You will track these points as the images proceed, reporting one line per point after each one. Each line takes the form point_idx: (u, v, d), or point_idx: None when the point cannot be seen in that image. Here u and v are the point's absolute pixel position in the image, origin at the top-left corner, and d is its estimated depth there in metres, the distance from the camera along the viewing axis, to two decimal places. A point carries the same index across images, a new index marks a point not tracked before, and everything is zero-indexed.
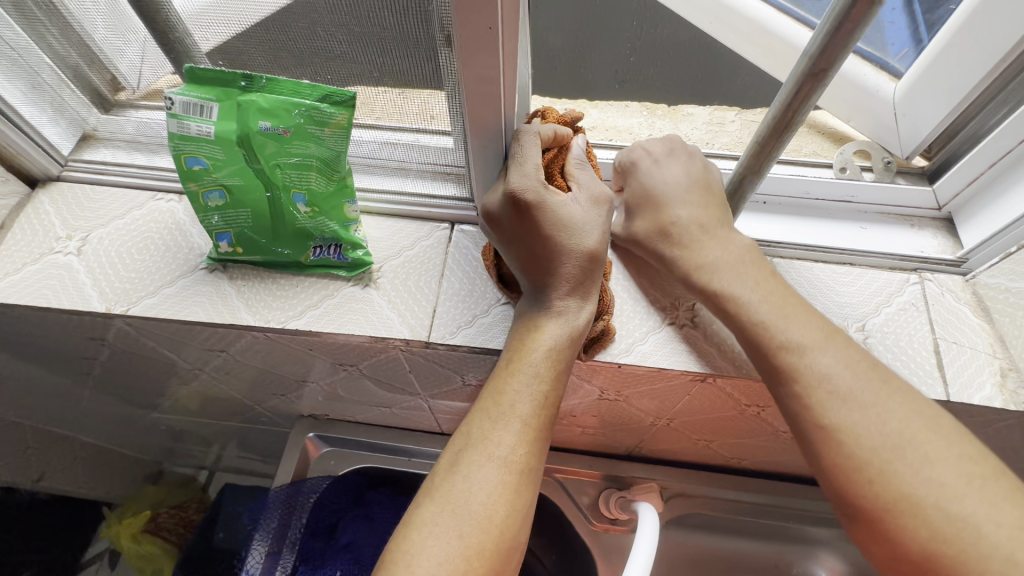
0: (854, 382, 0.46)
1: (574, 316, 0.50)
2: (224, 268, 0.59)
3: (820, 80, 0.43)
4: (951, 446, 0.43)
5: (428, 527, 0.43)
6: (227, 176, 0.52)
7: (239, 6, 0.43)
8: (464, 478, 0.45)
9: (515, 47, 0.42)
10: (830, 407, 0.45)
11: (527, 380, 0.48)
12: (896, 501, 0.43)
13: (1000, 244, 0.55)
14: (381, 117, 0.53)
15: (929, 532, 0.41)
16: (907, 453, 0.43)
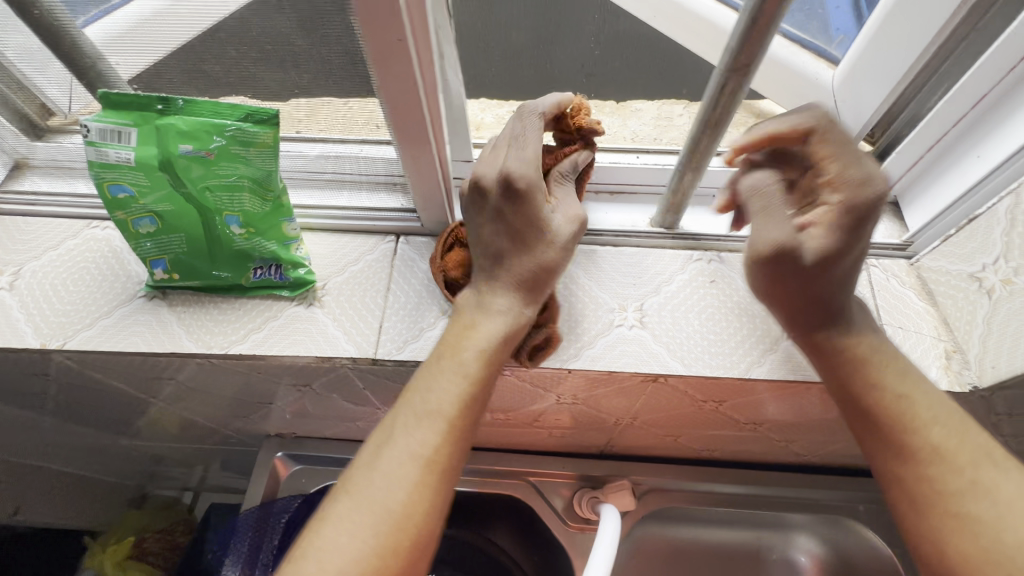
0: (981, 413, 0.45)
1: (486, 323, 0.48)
2: (163, 295, 0.57)
3: (744, 76, 0.42)
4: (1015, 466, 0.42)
5: (340, 523, 0.42)
6: (155, 203, 0.50)
7: (150, 31, 0.43)
8: (383, 475, 0.43)
9: (433, 61, 0.41)
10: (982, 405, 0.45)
11: (449, 375, 0.46)
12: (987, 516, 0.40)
13: (943, 226, 0.55)
14: (324, 131, 0.52)
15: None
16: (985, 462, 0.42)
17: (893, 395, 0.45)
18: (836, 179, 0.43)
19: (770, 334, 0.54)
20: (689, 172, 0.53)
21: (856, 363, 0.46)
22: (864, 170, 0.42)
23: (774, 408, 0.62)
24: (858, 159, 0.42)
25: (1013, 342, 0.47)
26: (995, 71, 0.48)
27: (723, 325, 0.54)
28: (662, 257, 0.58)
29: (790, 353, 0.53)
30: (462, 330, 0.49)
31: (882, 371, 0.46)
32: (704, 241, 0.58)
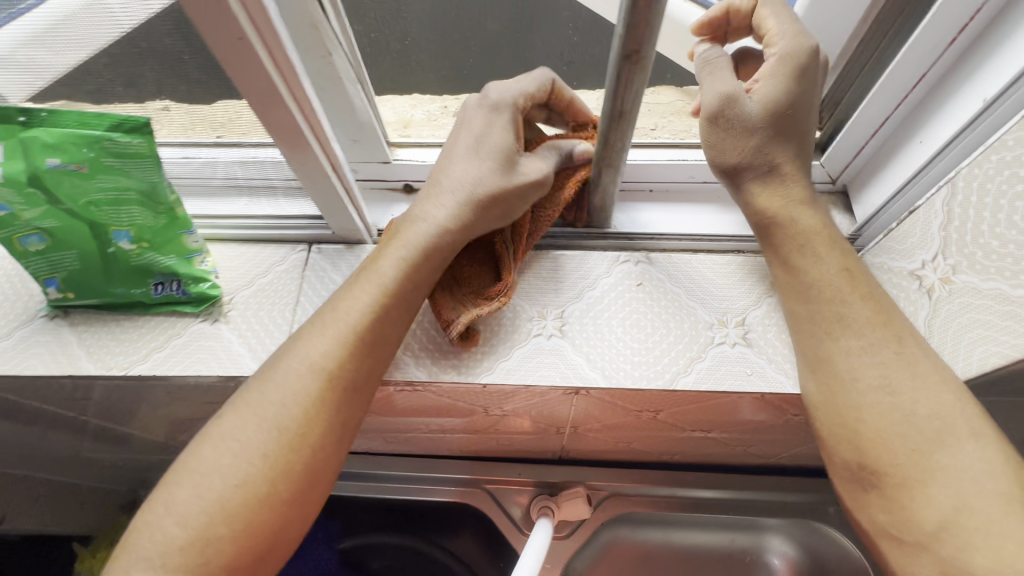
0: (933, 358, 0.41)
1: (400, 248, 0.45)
2: (66, 314, 0.55)
3: (638, 64, 0.38)
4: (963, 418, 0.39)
5: (224, 443, 0.40)
6: (40, 219, 0.47)
7: (75, 31, 0.39)
8: (279, 387, 0.41)
9: (293, 65, 0.38)
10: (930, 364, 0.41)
11: (366, 282, 0.44)
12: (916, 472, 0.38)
13: (885, 220, 0.50)
14: (220, 134, 0.50)
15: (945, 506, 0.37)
16: (943, 431, 0.38)
17: (840, 327, 0.42)
18: (775, 76, 0.43)
19: (700, 340, 0.50)
20: (611, 172, 0.49)
21: (795, 237, 0.44)
22: (810, 72, 0.43)
23: (711, 413, 0.61)
24: (804, 37, 0.43)
25: (957, 349, 0.42)
26: (930, 46, 0.43)
27: (650, 331, 0.51)
28: (589, 259, 0.55)
29: (720, 360, 0.49)
30: (387, 243, 0.46)
31: (819, 248, 0.44)
32: (637, 241, 0.55)
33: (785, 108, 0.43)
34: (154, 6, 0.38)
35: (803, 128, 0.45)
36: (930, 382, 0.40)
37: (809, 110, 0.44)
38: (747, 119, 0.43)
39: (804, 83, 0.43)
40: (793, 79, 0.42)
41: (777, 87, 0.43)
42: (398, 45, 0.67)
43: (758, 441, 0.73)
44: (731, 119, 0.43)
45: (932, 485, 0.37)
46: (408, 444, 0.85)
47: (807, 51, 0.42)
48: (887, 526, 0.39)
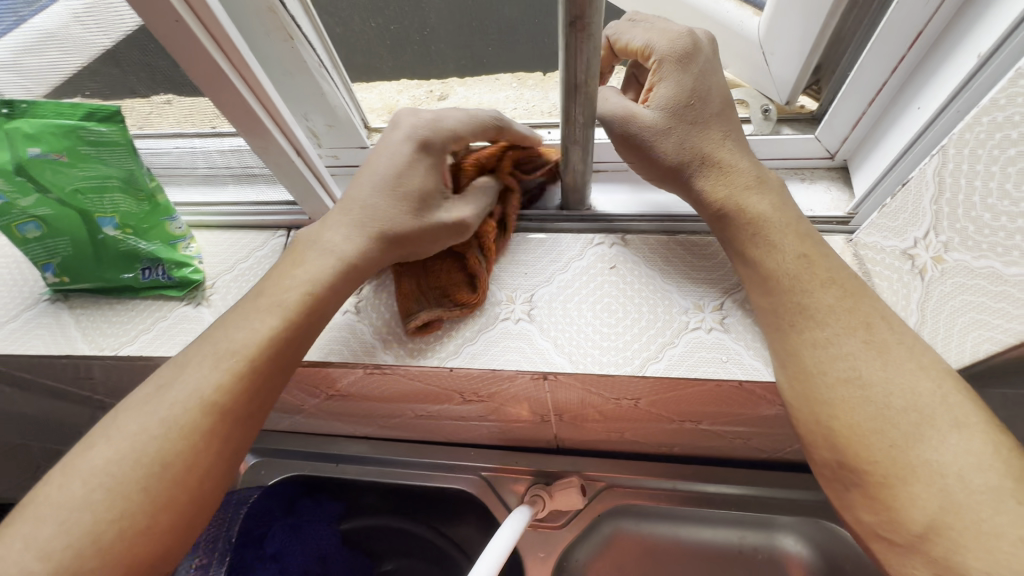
0: (921, 347, 0.38)
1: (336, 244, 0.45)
2: (65, 298, 0.58)
3: (585, 30, 0.36)
4: (951, 407, 0.35)
5: (194, 386, 0.40)
6: (34, 206, 0.49)
7: (65, 45, 0.44)
8: (251, 334, 0.42)
9: (233, 42, 0.39)
10: (919, 351, 0.37)
11: (321, 251, 0.45)
12: (908, 469, 0.35)
13: (881, 195, 0.46)
14: (212, 125, 0.52)
15: (939, 503, 0.34)
16: (930, 420, 0.35)
17: (803, 319, 0.40)
18: (668, 77, 0.43)
19: (674, 326, 0.48)
20: (578, 149, 0.46)
21: (747, 227, 0.42)
22: (696, 61, 0.43)
23: (694, 403, 0.58)
24: (673, 30, 0.43)
25: (950, 335, 0.38)
26: (922, 1, 0.38)
27: (620, 316, 0.49)
28: (560, 242, 0.53)
29: (694, 346, 0.47)
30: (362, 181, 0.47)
31: (772, 236, 0.42)
32: (611, 224, 0.54)
33: (685, 99, 0.43)
34: (123, 25, 0.42)
35: (720, 108, 0.44)
36: (906, 370, 0.37)
37: (715, 91, 0.44)
38: (654, 128, 0.43)
39: (696, 71, 0.43)
40: (682, 73, 0.43)
41: (671, 83, 0.43)
42: (416, 37, 0.65)
43: (763, 435, 0.69)
44: (641, 139, 0.44)
45: (915, 483, 0.34)
46: (406, 429, 0.85)
47: (685, 43, 0.43)
48: (877, 527, 0.37)
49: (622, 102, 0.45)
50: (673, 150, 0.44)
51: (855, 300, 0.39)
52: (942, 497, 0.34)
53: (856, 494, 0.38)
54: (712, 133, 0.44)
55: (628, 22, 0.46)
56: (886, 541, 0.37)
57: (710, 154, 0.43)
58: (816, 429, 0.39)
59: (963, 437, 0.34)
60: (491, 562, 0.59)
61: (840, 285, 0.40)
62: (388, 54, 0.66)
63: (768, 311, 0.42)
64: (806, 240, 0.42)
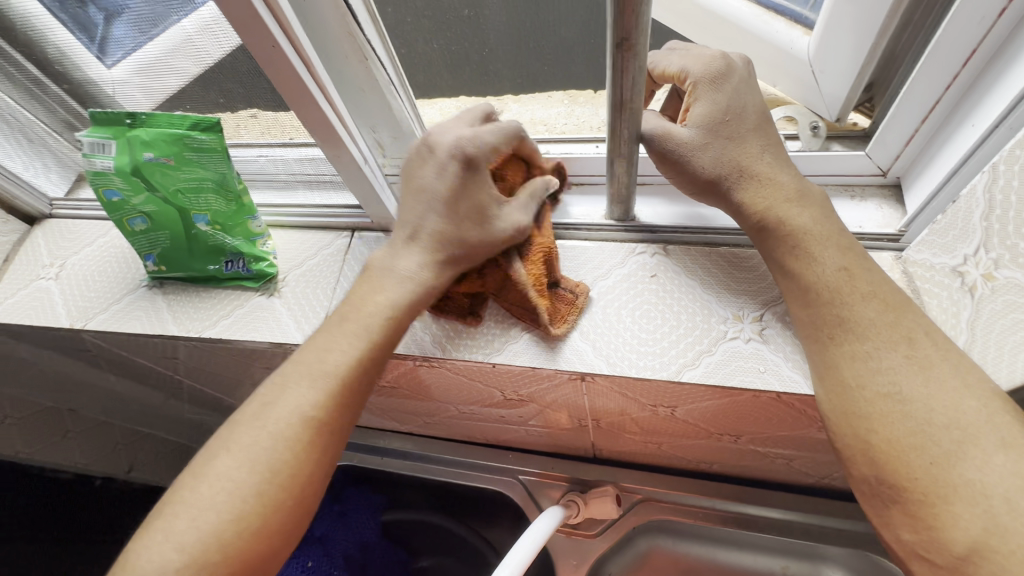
0: (967, 365, 0.37)
1: (399, 265, 0.48)
2: (160, 285, 0.66)
3: (631, 51, 0.38)
4: (997, 428, 0.35)
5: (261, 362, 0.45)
6: (142, 203, 0.57)
7: (181, 57, 0.51)
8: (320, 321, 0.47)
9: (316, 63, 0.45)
10: (965, 370, 0.37)
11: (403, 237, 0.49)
12: (949, 488, 0.34)
13: (935, 210, 0.45)
14: (290, 137, 0.58)
15: (982, 525, 0.33)
16: (973, 437, 0.35)
17: (842, 332, 0.40)
18: (702, 97, 0.45)
19: (712, 334, 0.49)
20: (623, 162, 0.49)
21: (786, 239, 0.43)
22: (730, 81, 0.45)
23: (737, 417, 0.58)
24: (705, 55, 0.45)
25: (1000, 355, 0.38)
26: (974, 19, 0.38)
27: (658, 324, 0.50)
28: (601, 251, 0.56)
29: (731, 356, 0.47)
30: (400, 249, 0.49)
31: (812, 248, 0.42)
32: (654, 235, 0.55)
33: (720, 116, 0.45)
34: (229, 45, 0.48)
35: (757, 123, 0.45)
36: (948, 387, 0.36)
37: (751, 108, 0.45)
38: (691, 144, 0.45)
39: (729, 90, 0.45)
40: (716, 92, 0.45)
41: (704, 103, 0.45)
42: (477, 58, 0.71)
43: (809, 457, 0.67)
44: (678, 154, 0.46)
45: (956, 502, 0.34)
46: (449, 428, 0.89)
47: (718, 64, 0.45)
48: (915, 547, 0.36)
49: (659, 121, 0.48)
50: (712, 164, 0.45)
51: (898, 314, 0.39)
52: (985, 518, 0.33)
53: (894, 511, 0.37)
54: (754, 145, 0.45)
55: (665, 49, 0.48)
56: (928, 564, 0.36)
57: (753, 166, 0.45)
58: (853, 444, 0.38)
59: (1011, 459, 0.33)
60: (520, 558, 0.60)
61: (884, 301, 0.40)
62: (449, 73, 0.72)
63: (805, 324, 0.42)
64: (851, 253, 0.42)
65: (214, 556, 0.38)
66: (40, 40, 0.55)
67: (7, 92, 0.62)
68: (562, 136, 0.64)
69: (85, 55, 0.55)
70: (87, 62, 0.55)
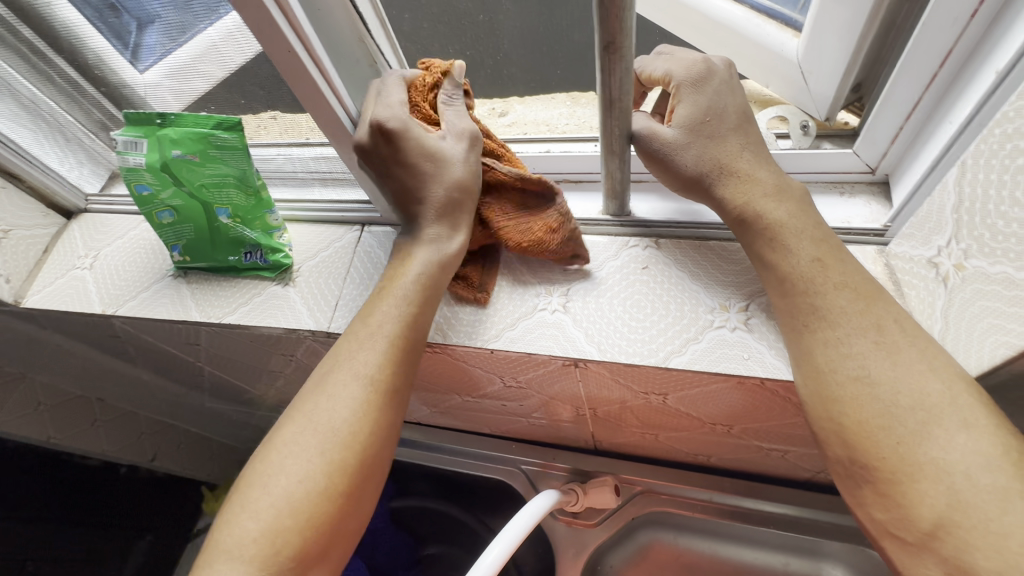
0: (934, 352, 0.40)
1: (446, 243, 0.52)
2: (184, 275, 0.70)
3: (619, 55, 0.41)
4: (961, 409, 0.37)
5: None
6: (170, 197, 0.62)
7: (207, 62, 0.55)
8: None
9: (328, 67, 0.49)
10: (932, 356, 0.39)
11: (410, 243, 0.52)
12: (917, 467, 0.36)
13: (917, 204, 0.47)
14: (306, 137, 0.62)
15: (947, 500, 0.35)
16: (938, 419, 0.37)
17: (816, 320, 0.43)
18: (686, 99, 0.49)
19: (698, 324, 0.51)
20: (615, 160, 0.51)
21: (764, 232, 0.46)
22: (711, 83, 0.49)
23: (728, 407, 0.59)
24: (685, 60, 0.49)
25: (969, 340, 0.39)
26: (947, 22, 0.40)
27: (650, 313, 0.53)
28: (595, 245, 0.58)
29: (717, 343, 0.50)
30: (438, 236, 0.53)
31: (788, 240, 0.45)
32: (647, 228, 0.58)
33: (700, 117, 0.49)
34: (250, 52, 0.52)
35: (736, 123, 0.49)
36: (914, 370, 0.39)
37: (731, 109, 0.49)
38: (675, 143, 0.49)
39: (710, 92, 0.49)
40: (697, 94, 0.49)
41: (688, 104, 0.49)
42: (490, 61, 0.75)
43: (804, 451, 0.68)
44: (663, 152, 0.49)
45: (922, 480, 0.36)
46: (455, 418, 0.92)
47: (699, 67, 0.49)
48: (887, 524, 0.38)
49: (646, 120, 0.51)
50: (692, 161, 0.49)
51: (869, 301, 0.42)
52: (950, 495, 0.35)
53: (868, 490, 0.39)
54: (734, 143, 0.48)
55: (653, 53, 0.52)
56: (899, 541, 0.38)
57: (733, 163, 0.48)
58: (830, 426, 0.41)
59: (974, 437, 0.36)
60: (508, 541, 0.61)
61: (859, 291, 0.43)
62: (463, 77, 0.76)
63: (786, 314, 0.45)
64: (825, 243, 0.45)
65: (238, 520, 0.42)
66: (81, 47, 0.60)
67: (52, 97, 0.68)
68: (562, 135, 0.66)
69: (119, 60, 0.59)
70: (121, 66, 0.60)
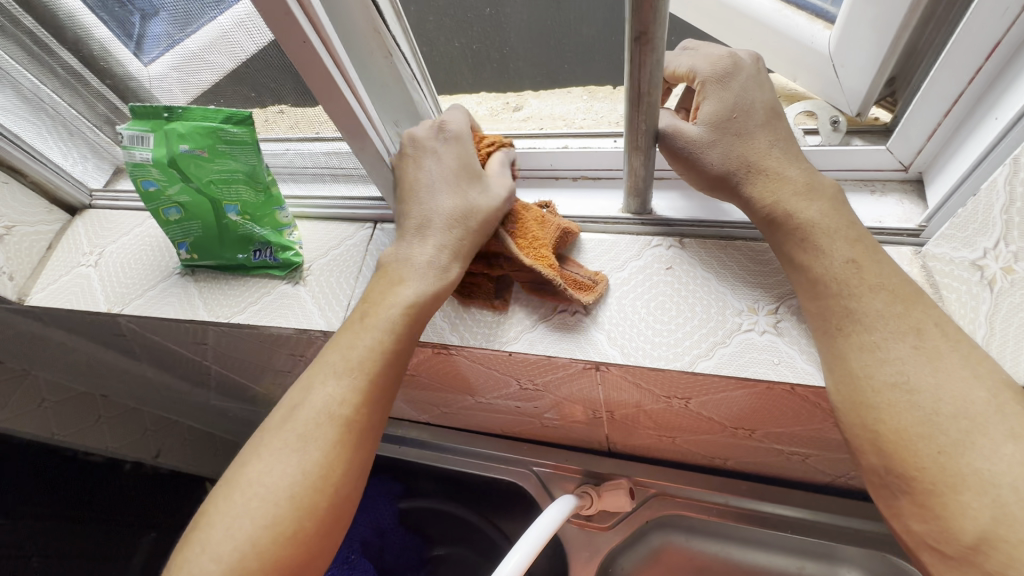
0: (977, 358, 0.38)
1: (422, 246, 0.50)
2: (192, 273, 0.69)
3: (647, 46, 0.39)
4: (1008, 419, 0.35)
5: None
6: (178, 194, 0.60)
7: (215, 54, 0.53)
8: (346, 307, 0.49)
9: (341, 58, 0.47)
10: (975, 363, 0.37)
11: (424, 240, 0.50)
12: (959, 478, 0.35)
13: (956, 203, 0.45)
14: (318, 130, 0.60)
15: (991, 514, 0.33)
16: (982, 428, 0.35)
17: (851, 323, 0.41)
18: (711, 95, 0.47)
19: (726, 326, 0.50)
20: (639, 156, 0.49)
21: (794, 232, 0.44)
22: (736, 79, 0.47)
23: (750, 410, 0.58)
24: (712, 54, 0.48)
25: (1011, 344, 0.39)
26: (998, 12, 0.38)
27: (673, 315, 0.51)
28: (616, 244, 0.57)
29: (745, 347, 0.48)
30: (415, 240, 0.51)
31: (820, 241, 0.43)
32: (670, 227, 0.56)
33: (726, 114, 0.47)
34: (261, 43, 0.50)
35: (764, 120, 0.47)
36: (957, 376, 0.37)
37: (759, 105, 0.47)
38: (700, 142, 0.47)
39: (737, 87, 0.47)
40: (724, 89, 0.47)
41: (713, 101, 0.47)
42: (497, 55, 0.73)
43: (824, 455, 0.66)
44: (687, 151, 0.48)
45: (965, 492, 0.34)
46: (465, 418, 0.90)
47: (727, 62, 0.47)
48: (926, 537, 0.36)
49: (670, 117, 0.50)
50: (719, 159, 0.47)
51: (906, 305, 0.40)
52: (995, 508, 0.33)
53: (905, 500, 0.37)
54: (762, 141, 0.47)
55: (678, 49, 0.50)
56: (938, 554, 0.36)
57: (762, 161, 0.46)
58: (866, 434, 0.39)
59: (1021, 448, 0.34)
60: (529, 548, 0.60)
61: (897, 294, 0.41)
62: (470, 72, 0.74)
63: (818, 317, 0.43)
64: (860, 244, 0.43)
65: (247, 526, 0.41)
66: (85, 38, 0.58)
67: (55, 89, 0.66)
68: (580, 130, 0.64)
69: (125, 50, 0.57)
70: (127, 57, 0.58)
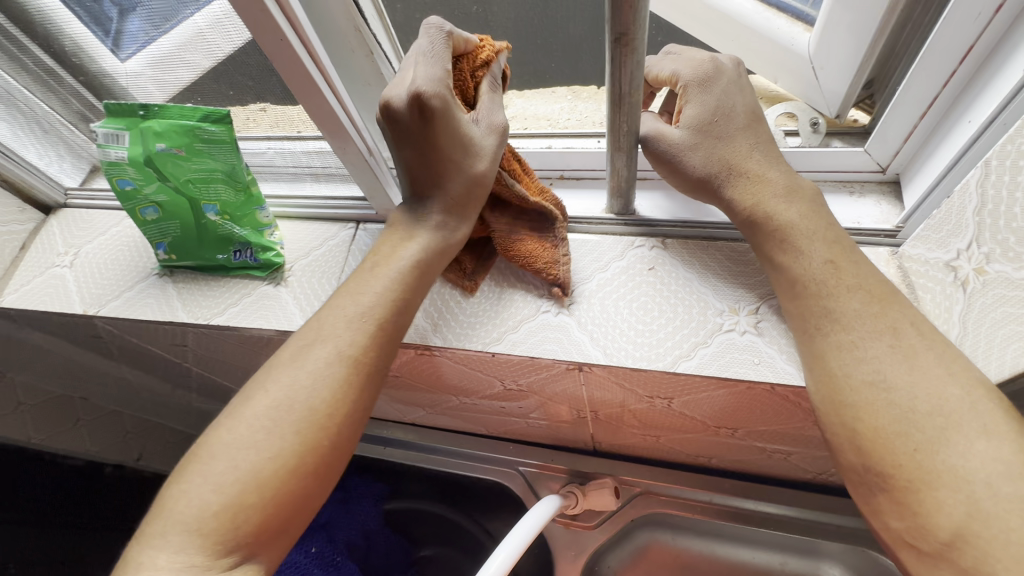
0: (950, 357, 0.38)
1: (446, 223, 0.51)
2: (170, 274, 0.67)
3: (628, 47, 0.39)
4: (983, 417, 0.35)
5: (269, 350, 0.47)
6: (154, 193, 0.59)
7: (192, 50, 0.52)
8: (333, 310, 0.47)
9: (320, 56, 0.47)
10: (949, 362, 0.38)
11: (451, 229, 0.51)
12: (935, 475, 0.35)
13: (932, 205, 0.46)
14: (298, 130, 0.59)
15: (965, 509, 0.34)
16: (957, 425, 0.36)
17: (829, 323, 0.41)
18: (693, 99, 0.47)
19: (708, 326, 0.50)
20: (621, 156, 0.49)
21: (775, 234, 0.45)
22: (719, 83, 0.47)
23: (732, 410, 0.58)
24: (696, 59, 0.48)
25: (990, 348, 0.39)
26: (970, 17, 0.39)
27: (657, 316, 0.51)
28: (599, 245, 0.57)
29: (726, 347, 0.48)
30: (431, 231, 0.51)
31: (800, 243, 0.44)
32: (654, 228, 0.56)
33: (708, 117, 0.47)
34: (239, 39, 0.49)
35: (746, 123, 0.47)
36: (931, 374, 0.37)
37: (740, 108, 0.47)
38: (682, 144, 0.48)
39: (720, 91, 0.47)
40: (705, 94, 0.47)
41: (696, 104, 0.47)
42: None
43: (806, 452, 0.67)
44: (669, 154, 0.48)
45: (940, 488, 0.35)
46: (451, 419, 0.90)
47: (707, 67, 0.47)
48: (903, 534, 0.37)
49: (654, 120, 0.50)
50: (701, 162, 0.47)
51: (885, 305, 0.41)
52: (968, 504, 0.34)
53: (883, 497, 0.38)
54: (744, 142, 0.47)
55: (660, 53, 0.50)
56: (916, 550, 0.37)
57: (745, 164, 0.46)
58: (846, 433, 0.39)
59: (995, 444, 0.34)
60: (516, 549, 0.60)
61: (875, 295, 0.41)
62: None
63: (798, 319, 0.44)
64: (839, 246, 0.43)
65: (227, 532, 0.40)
66: (57, 33, 0.57)
67: (26, 85, 0.64)
68: (563, 130, 0.64)
69: (99, 48, 0.56)
70: (101, 54, 0.57)
